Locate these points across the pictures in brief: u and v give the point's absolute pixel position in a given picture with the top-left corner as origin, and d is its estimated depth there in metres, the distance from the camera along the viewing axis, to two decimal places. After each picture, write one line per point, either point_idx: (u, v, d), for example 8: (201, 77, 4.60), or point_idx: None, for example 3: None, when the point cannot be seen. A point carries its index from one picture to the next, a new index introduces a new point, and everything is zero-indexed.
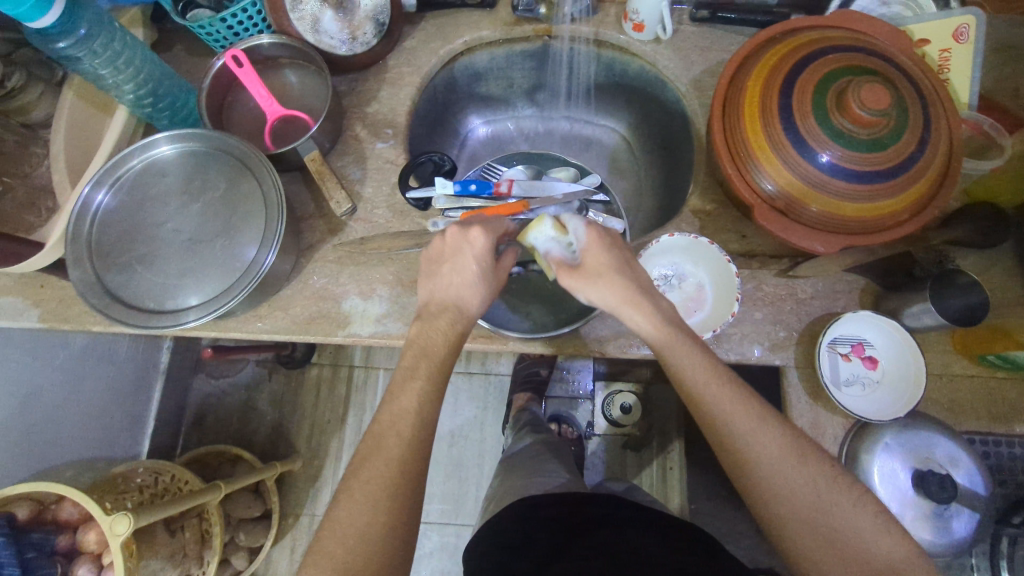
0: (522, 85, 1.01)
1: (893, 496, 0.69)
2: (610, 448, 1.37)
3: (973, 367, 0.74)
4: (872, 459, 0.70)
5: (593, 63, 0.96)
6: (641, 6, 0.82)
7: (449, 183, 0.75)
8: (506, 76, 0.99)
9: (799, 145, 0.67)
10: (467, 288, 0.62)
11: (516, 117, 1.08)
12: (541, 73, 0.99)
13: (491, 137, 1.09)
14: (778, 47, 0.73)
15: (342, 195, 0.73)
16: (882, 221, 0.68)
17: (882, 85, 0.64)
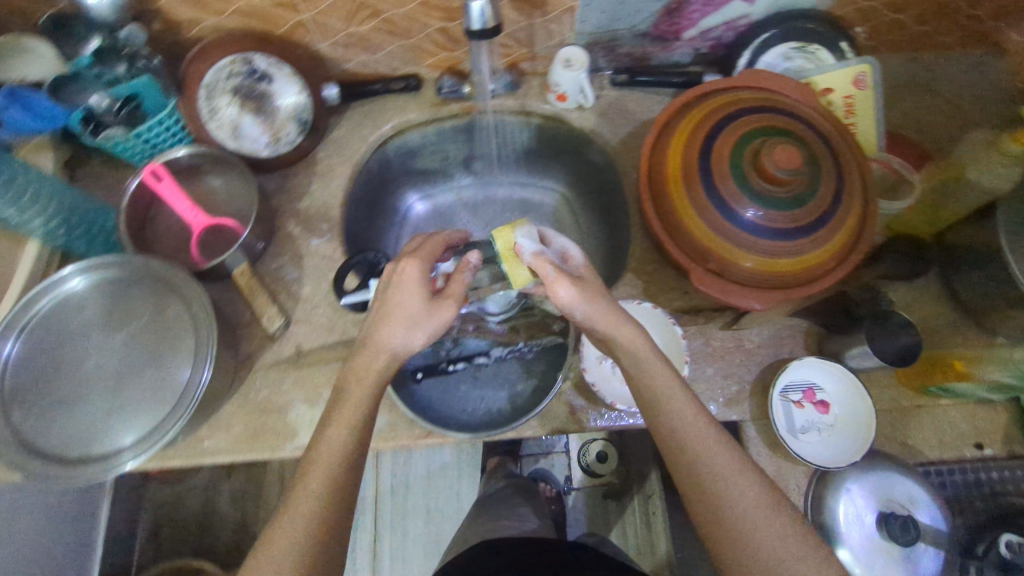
0: (456, 156, 1.02)
1: (861, 540, 0.70)
2: (590, 501, 1.36)
3: (918, 398, 0.78)
4: (838, 503, 0.71)
5: (523, 130, 0.97)
6: (560, 79, 0.86)
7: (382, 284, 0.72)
8: (441, 150, 0.99)
9: (724, 208, 0.69)
10: (405, 330, 0.60)
11: (455, 187, 1.08)
12: (474, 144, 1.00)
13: (432, 211, 1.07)
14: (692, 113, 0.76)
15: (273, 310, 0.71)
16: (812, 272, 0.70)
17: (792, 145, 0.66)
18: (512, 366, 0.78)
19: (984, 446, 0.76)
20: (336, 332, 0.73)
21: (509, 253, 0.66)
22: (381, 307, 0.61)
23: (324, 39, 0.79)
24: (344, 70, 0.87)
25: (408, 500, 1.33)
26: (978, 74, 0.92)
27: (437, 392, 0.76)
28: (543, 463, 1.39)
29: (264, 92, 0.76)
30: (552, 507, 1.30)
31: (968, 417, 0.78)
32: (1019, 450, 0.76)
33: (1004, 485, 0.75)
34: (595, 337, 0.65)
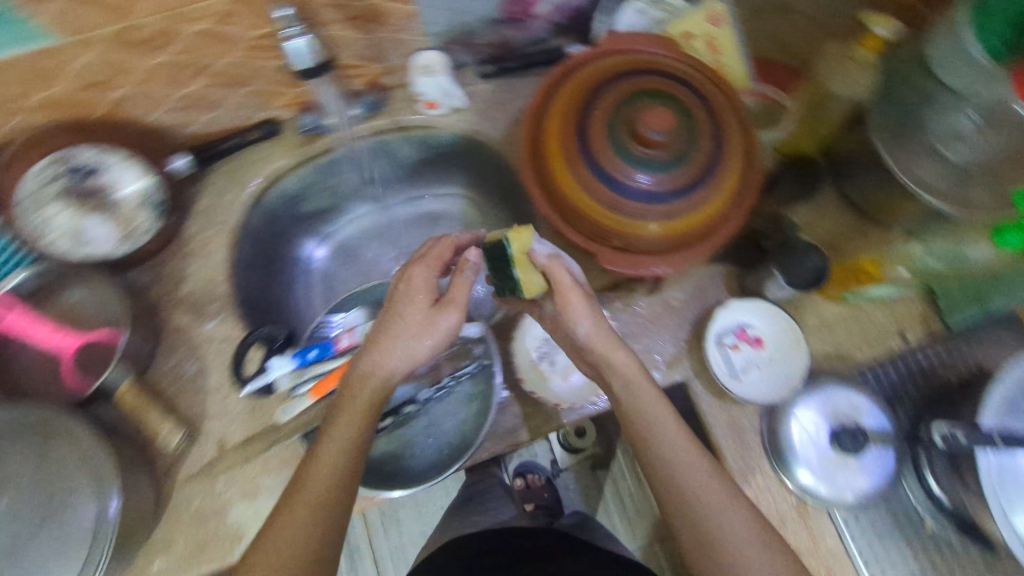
0: (345, 189, 0.96)
1: (816, 455, 0.73)
2: (580, 478, 1.39)
3: (839, 307, 0.83)
4: (788, 422, 0.74)
5: (407, 146, 0.92)
6: (423, 87, 0.83)
7: (284, 361, 0.70)
8: (325, 187, 0.92)
9: (615, 183, 0.68)
10: (410, 337, 0.64)
11: (353, 219, 1.02)
12: (359, 173, 0.94)
13: (336, 252, 1.00)
14: (559, 94, 0.73)
15: (167, 424, 0.65)
16: (712, 223, 0.70)
17: (661, 107, 0.67)
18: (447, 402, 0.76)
19: (908, 335, 0.82)
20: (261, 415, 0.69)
21: (521, 258, 0.65)
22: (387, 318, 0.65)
23: (153, 110, 0.72)
24: (191, 133, 0.79)
25: (403, 533, 1.31)
26: None
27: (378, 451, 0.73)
28: (526, 455, 1.40)
29: (97, 187, 0.69)
30: (544, 495, 1.34)
31: (887, 312, 0.83)
32: (936, 329, 0.82)
33: (933, 365, 0.79)
34: (590, 358, 0.67)
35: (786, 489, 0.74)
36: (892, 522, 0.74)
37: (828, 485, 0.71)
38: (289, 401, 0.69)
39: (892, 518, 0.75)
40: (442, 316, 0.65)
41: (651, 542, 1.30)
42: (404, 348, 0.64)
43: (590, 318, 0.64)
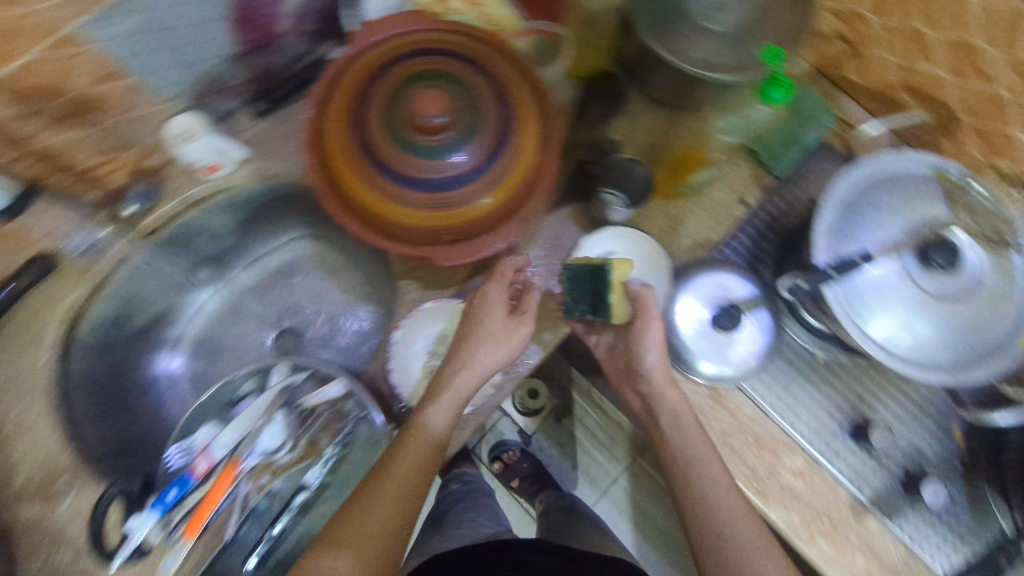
0: (172, 284, 0.87)
1: (701, 336, 0.78)
2: (550, 435, 1.37)
3: (681, 202, 0.87)
4: (671, 314, 0.79)
5: (217, 216, 0.83)
6: (194, 154, 0.75)
7: (142, 518, 0.68)
8: (149, 295, 0.84)
9: (418, 180, 0.65)
10: (488, 351, 0.73)
11: (199, 309, 0.92)
12: (180, 262, 0.86)
13: (196, 350, 0.91)
14: (328, 109, 0.67)
15: None
16: (529, 180, 0.70)
17: (432, 90, 0.64)
18: (341, 473, 0.76)
19: (748, 199, 0.87)
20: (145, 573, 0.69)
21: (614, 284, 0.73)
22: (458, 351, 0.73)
23: None
24: None
25: None
26: None
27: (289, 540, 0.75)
28: (492, 438, 1.37)
29: None
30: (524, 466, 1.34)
31: (723, 185, 0.87)
32: (769, 182, 0.87)
33: (777, 216, 0.86)
34: (642, 385, 0.78)
35: (691, 381, 0.79)
36: (789, 366, 0.80)
37: (719, 360, 0.77)
38: (168, 553, 0.70)
39: (789, 363, 0.80)
40: (516, 330, 0.74)
41: (633, 459, 1.35)
42: (477, 371, 0.72)
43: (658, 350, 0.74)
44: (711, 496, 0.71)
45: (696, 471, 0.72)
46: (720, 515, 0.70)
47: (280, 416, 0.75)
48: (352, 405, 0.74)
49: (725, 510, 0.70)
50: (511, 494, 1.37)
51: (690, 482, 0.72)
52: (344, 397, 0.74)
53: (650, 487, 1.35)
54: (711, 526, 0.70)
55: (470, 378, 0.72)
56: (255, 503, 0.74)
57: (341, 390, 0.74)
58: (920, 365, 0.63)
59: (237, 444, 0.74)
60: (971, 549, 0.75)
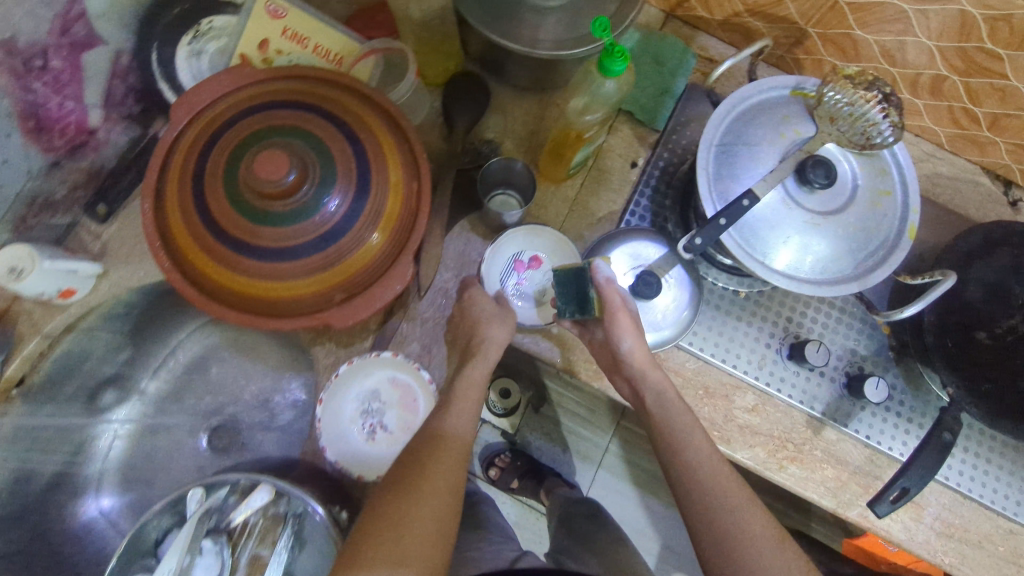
0: (76, 421, 0.78)
1: None
2: (535, 428, 1.30)
3: (572, 182, 0.85)
4: None
5: (98, 339, 0.77)
6: (36, 288, 0.66)
7: None
8: (47, 442, 0.75)
9: (282, 251, 0.60)
10: (493, 335, 0.74)
11: (116, 432, 0.82)
12: (70, 399, 0.77)
13: (128, 482, 0.82)
14: (167, 201, 0.62)
15: None
16: (406, 210, 0.66)
17: (266, 149, 0.58)
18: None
19: (636, 160, 0.86)
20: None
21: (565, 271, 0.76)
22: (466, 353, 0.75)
23: None
24: None
25: None
26: None
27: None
28: (478, 448, 1.27)
29: None
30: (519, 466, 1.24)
31: (609, 154, 0.86)
32: (652, 137, 0.86)
33: (670, 168, 0.84)
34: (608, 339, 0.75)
35: None
36: (717, 311, 0.81)
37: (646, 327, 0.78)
38: None
39: (716, 308, 0.81)
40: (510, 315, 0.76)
41: (618, 425, 1.35)
42: (475, 380, 0.72)
43: (634, 335, 0.71)
44: (701, 464, 0.67)
45: (684, 436, 0.68)
46: (709, 482, 0.66)
47: (207, 547, 0.69)
48: (280, 508, 0.70)
49: (710, 476, 0.66)
50: (513, 496, 1.30)
51: (675, 454, 0.68)
52: (271, 501, 0.70)
53: (643, 445, 1.35)
54: (704, 496, 0.65)
55: (466, 413, 0.69)
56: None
57: (268, 494, 0.70)
58: (828, 283, 0.67)
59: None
60: (922, 427, 0.79)
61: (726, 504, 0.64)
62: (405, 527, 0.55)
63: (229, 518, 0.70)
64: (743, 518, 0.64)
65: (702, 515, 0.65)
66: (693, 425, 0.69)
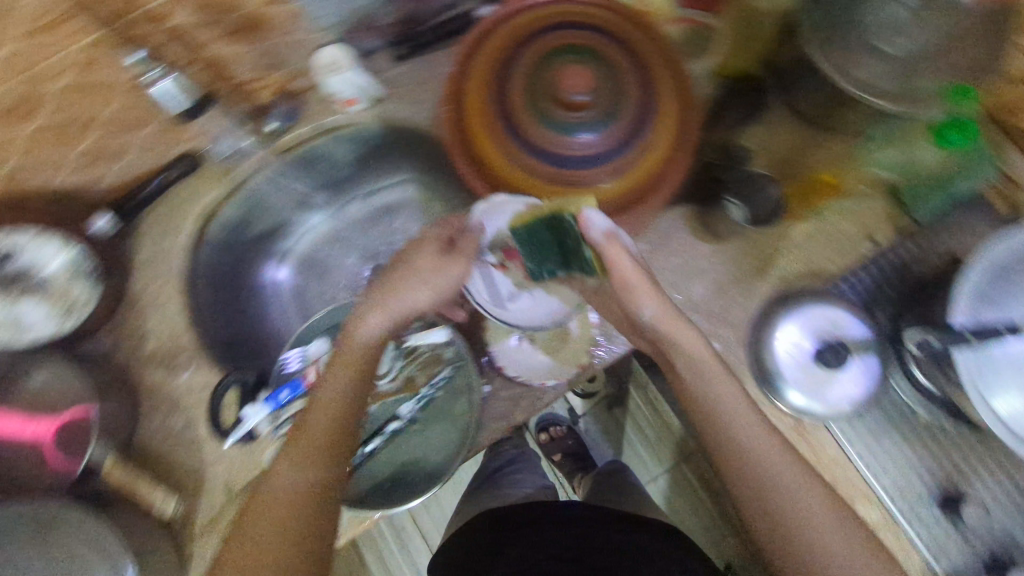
0: (289, 202, 0.89)
1: (795, 361, 0.75)
2: (598, 419, 1.37)
3: (805, 224, 0.81)
4: (773, 332, 0.76)
5: (346, 148, 0.85)
6: (336, 86, 0.78)
7: (257, 407, 0.72)
8: (268, 206, 0.86)
9: (545, 153, 0.64)
10: (415, 292, 0.66)
11: (308, 230, 0.94)
12: (305, 179, 0.87)
13: (301, 266, 0.94)
14: (473, 69, 0.67)
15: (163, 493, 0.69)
16: (661, 169, 0.67)
17: (575, 64, 0.63)
18: (428, 417, 0.71)
19: (876, 237, 0.80)
20: (250, 460, 0.73)
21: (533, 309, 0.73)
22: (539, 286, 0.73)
23: (54, 173, 0.68)
24: (106, 188, 0.75)
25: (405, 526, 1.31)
26: None
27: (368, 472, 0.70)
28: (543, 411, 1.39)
29: (21, 270, 0.65)
30: (568, 443, 1.34)
31: (853, 218, 0.81)
32: (905, 224, 0.80)
33: (908, 262, 0.79)
34: (622, 308, 0.67)
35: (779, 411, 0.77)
36: (886, 420, 0.77)
37: (808, 392, 0.74)
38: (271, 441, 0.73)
39: (887, 417, 0.77)
40: (461, 259, 0.68)
41: (677, 463, 1.31)
42: (408, 313, 0.66)
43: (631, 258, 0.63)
44: (737, 427, 0.61)
45: (750, 448, 0.61)
46: (772, 479, 0.60)
47: (390, 350, 0.72)
48: (449, 352, 0.72)
49: (756, 465, 0.60)
50: (551, 466, 1.36)
51: (762, 494, 0.60)
52: (445, 342, 0.73)
53: (691, 500, 1.28)
54: (795, 528, 0.58)
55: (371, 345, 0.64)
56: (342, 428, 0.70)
57: (444, 335, 0.72)
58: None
59: (338, 365, 0.75)
60: None
61: (820, 545, 0.58)
62: (320, 412, 0.61)
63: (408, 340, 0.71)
64: (813, 521, 0.58)
65: (771, 538, 0.60)
66: (755, 430, 0.61)
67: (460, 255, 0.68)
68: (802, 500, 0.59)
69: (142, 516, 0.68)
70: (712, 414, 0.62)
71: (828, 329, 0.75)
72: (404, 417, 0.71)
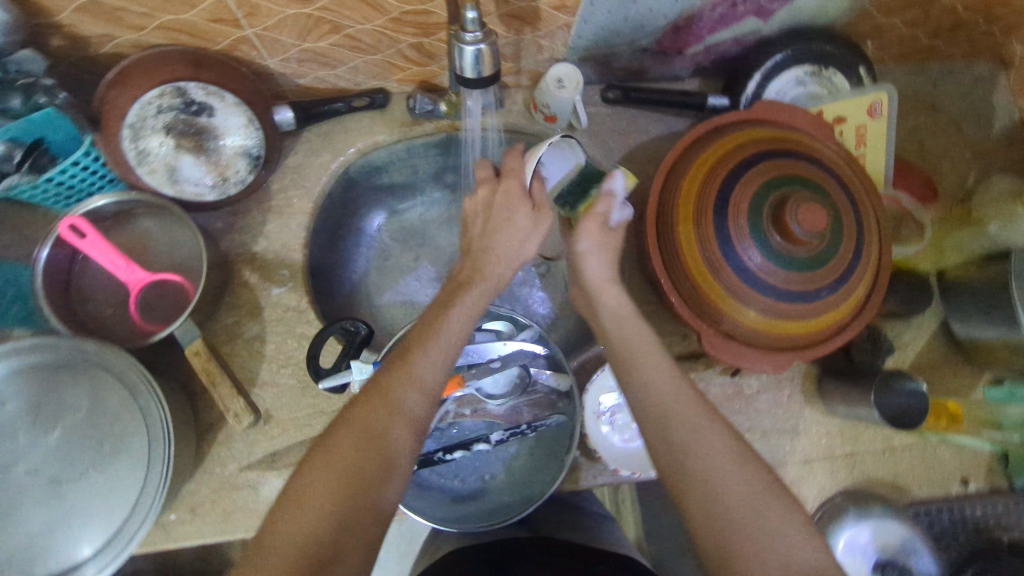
0: (426, 170, 0.88)
1: (855, 568, 0.73)
2: None
3: (910, 437, 0.79)
4: (840, 532, 0.74)
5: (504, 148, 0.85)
6: (552, 102, 0.74)
7: (367, 365, 0.62)
8: (409, 164, 0.85)
9: (736, 263, 0.64)
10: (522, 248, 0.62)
11: (425, 202, 0.93)
12: (447, 157, 0.86)
13: (402, 229, 0.93)
14: (703, 154, 0.67)
15: (240, 406, 0.65)
16: (828, 330, 0.66)
17: (819, 201, 0.61)
18: (535, 446, 0.64)
19: (969, 482, 0.78)
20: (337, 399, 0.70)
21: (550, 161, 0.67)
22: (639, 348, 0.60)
23: (272, 56, 0.66)
24: (297, 85, 0.73)
25: None
26: (979, 89, 0.88)
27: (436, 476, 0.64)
28: None
29: (205, 127, 0.64)
30: None
31: (955, 454, 0.79)
32: (1000, 482, 0.78)
33: (986, 520, 0.77)
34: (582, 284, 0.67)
35: None
36: None
37: None
38: None
39: None
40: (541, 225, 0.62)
41: None
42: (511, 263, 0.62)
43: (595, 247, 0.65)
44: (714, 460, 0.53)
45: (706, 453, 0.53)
46: (720, 481, 0.52)
47: (511, 370, 0.64)
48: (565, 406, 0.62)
49: (715, 462, 0.53)
50: None
51: (723, 518, 0.51)
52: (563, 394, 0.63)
53: None
54: (742, 535, 0.50)
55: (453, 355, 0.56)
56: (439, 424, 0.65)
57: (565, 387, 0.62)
58: None
59: (469, 365, 0.64)
60: None
61: (769, 546, 0.50)
62: (390, 390, 0.52)
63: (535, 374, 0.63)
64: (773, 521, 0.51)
65: (714, 515, 0.51)
66: (695, 413, 0.55)
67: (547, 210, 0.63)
68: (757, 513, 0.51)
69: (182, 408, 0.64)
70: (673, 412, 0.55)
71: (897, 552, 0.73)
72: (493, 443, 0.62)
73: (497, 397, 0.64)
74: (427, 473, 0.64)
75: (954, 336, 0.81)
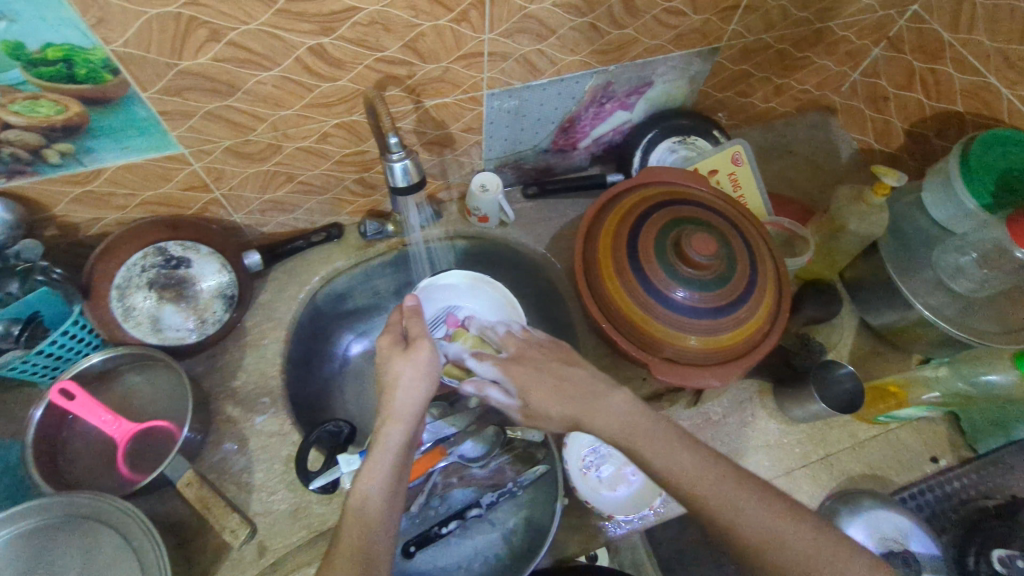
0: (387, 289, 0.98)
1: None
2: None
3: (872, 428, 0.84)
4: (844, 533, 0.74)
5: (450, 252, 0.97)
6: (480, 204, 0.87)
7: (352, 457, 0.68)
8: (370, 287, 0.95)
9: (657, 295, 0.74)
10: (409, 387, 0.61)
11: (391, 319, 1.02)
12: (404, 276, 0.97)
13: (372, 350, 1.00)
14: (610, 216, 0.80)
15: (236, 520, 0.66)
16: (754, 335, 0.76)
17: (709, 234, 0.74)
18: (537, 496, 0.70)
19: (939, 458, 0.83)
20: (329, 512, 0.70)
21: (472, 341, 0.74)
22: (640, 441, 0.56)
23: (237, 211, 0.78)
24: (263, 234, 0.85)
25: None
26: (818, 133, 1.09)
27: (433, 553, 0.67)
28: None
29: (183, 278, 0.74)
30: None
31: (917, 434, 0.84)
32: (966, 453, 0.83)
33: (969, 492, 0.80)
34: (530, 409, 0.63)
35: None
36: None
37: None
38: None
39: None
40: (415, 358, 0.62)
41: None
42: (403, 420, 0.60)
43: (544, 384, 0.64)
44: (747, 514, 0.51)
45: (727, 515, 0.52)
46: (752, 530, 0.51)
47: (488, 431, 0.73)
48: (543, 452, 0.71)
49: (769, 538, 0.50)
50: None
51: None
52: (540, 444, 0.72)
53: None
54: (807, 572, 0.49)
55: (377, 511, 0.54)
56: (428, 499, 0.70)
57: (539, 437, 0.71)
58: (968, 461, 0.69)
59: (447, 438, 0.72)
60: None
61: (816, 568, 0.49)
62: None
63: (508, 432, 0.72)
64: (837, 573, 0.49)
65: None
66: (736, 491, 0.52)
67: (419, 343, 0.63)
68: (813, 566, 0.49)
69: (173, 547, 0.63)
70: (711, 492, 0.52)
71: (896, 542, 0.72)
72: (485, 507, 0.68)
73: (480, 460, 0.72)
74: (430, 562, 0.67)
75: (874, 329, 0.91)
